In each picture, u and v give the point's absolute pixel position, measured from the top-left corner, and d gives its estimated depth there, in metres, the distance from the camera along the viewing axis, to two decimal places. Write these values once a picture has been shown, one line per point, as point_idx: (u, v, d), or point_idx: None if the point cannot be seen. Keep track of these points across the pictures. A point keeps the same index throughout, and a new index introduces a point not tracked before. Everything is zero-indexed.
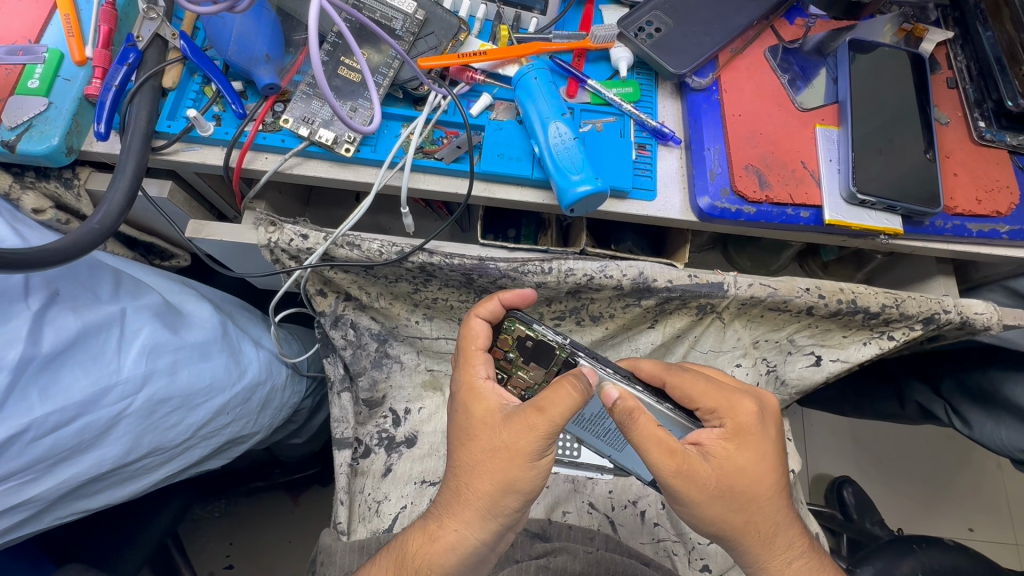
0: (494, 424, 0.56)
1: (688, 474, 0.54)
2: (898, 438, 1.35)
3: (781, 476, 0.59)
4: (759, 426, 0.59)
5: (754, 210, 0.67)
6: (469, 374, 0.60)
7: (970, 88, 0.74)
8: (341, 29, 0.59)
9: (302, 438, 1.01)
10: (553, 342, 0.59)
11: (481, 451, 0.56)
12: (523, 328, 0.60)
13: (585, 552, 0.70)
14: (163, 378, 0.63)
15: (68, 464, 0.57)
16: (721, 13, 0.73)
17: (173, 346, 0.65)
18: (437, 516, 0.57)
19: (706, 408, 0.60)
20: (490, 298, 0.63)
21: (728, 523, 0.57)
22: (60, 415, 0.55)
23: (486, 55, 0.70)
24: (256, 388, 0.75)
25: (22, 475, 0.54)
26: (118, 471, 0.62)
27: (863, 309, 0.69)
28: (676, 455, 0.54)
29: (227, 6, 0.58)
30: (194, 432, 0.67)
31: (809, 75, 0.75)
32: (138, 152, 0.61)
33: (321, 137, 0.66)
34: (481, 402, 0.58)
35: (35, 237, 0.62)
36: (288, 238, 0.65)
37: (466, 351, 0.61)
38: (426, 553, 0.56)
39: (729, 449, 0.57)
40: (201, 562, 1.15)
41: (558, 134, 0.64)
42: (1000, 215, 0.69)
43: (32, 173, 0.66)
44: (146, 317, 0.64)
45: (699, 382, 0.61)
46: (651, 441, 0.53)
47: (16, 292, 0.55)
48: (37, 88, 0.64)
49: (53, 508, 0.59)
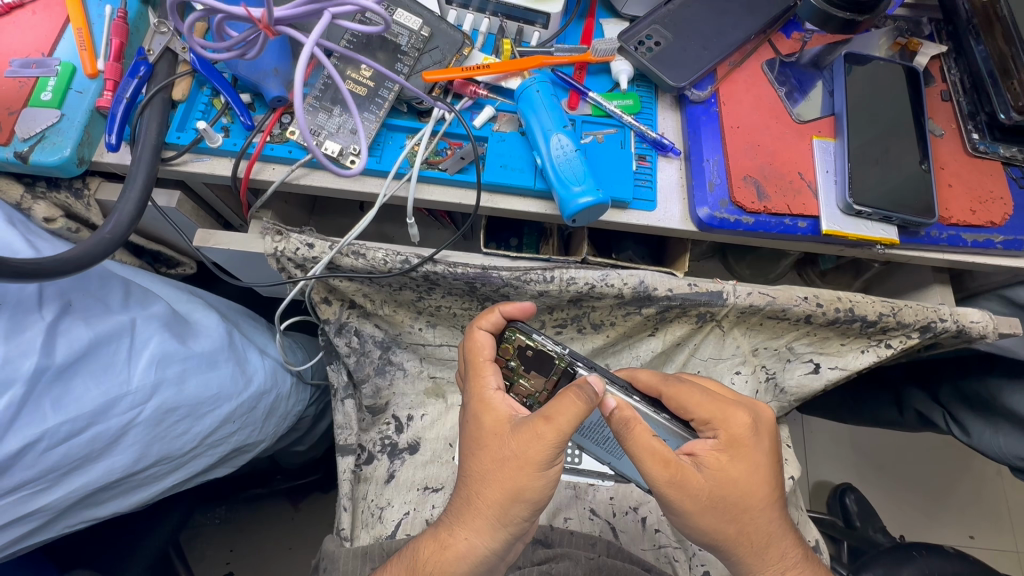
0: (503, 434, 0.57)
1: (680, 484, 0.55)
2: (898, 445, 1.36)
3: (774, 486, 0.59)
4: (752, 438, 0.60)
5: (753, 220, 0.68)
6: (479, 386, 0.60)
7: (964, 101, 0.76)
8: (331, 69, 0.60)
9: (304, 446, 1.01)
10: (552, 352, 0.59)
11: (491, 461, 0.56)
12: (522, 338, 0.61)
13: (586, 558, 0.72)
14: (171, 387, 0.63)
15: (79, 473, 0.58)
16: (720, 28, 0.75)
17: (182, 355, 0.65)
18: (449, 526, 0.58)
19: (701, 419, 0.61)
20: (491, 310, 0.65)
21: (722, 533, 0.58)
22: (72, 425, 0.55)
23: (490, 69, 0.71)
24: (261, 396, 0.75)
25: (33, 485, 0.55)
26: (127, 480, 0.63)
27: (861, 317, 0.70)
28: (670, 465, 0.55)
29: (239, 53, 0.62)
30: (201, 441, 0.68)
31: (806, 88, 0.77)
32: (149, 163, 0.63)
33: (327, 148, 0.68)
34: (492, 413, 0.59)
35: (48, 250, 0.64)
36: (295, 247, 0.66)
37: (475, 363, 0.62)
38: (438, 561, 0.56)
39: (722, 460, 0.58)
40: (202, 569, 1.15)
41: (560, 146, 0.65)
42: (994, 225, 0.70)
43: (43, 183, 0.67)
44: (155, 327, 0.65)
45: (695, 394, 0.62)
46: (645, 453, 0.54)
47: (30, 303, 0.57)
48: (50, 101, 0.65)
49: (63, 517, 0.60)
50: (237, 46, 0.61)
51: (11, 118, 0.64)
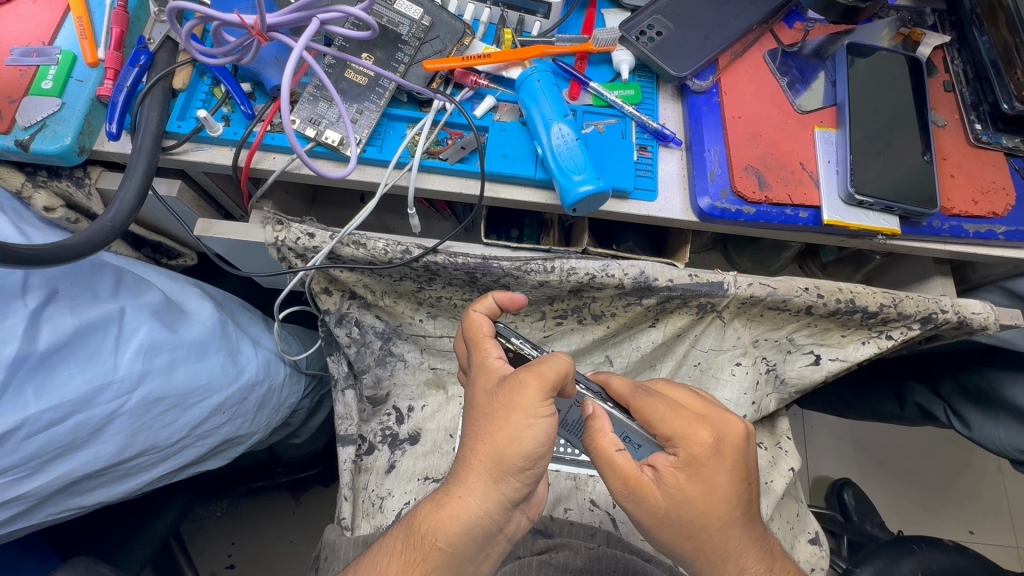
0: (489, 390, 0.57)
1: (639, 499, 0.57)
2: (898, 439, 1.36)
3: (734, 507, 0.58)
4: (712, 459, 0.57)
5: (754, 210, 0.68)
6: (480, 355, 0.61)
7: (967, 91, 0.75)
8: (323, 79, 0.60)
9: (302, 437, 1.01)
10: (530, 355, 0.63)
11: (483, 417, 0.56)
12: (502, 341, 0.64)
13: (586, 548, 0.72)
14: (158, 377, 0.64)
15: (62, 460, 0.58)
16: (721, 17, 0.74)
17: (171, 345, 0.66)
18: (446, 486, 0.57)
19: (664, 435, 0.58)
20: (484, 296, 0.66)
21: (680, 548, 0.59)
22: (54, 412, 0.56)
23: (490, 58, 0.71)
24: (253, 388, 0.75)
25: (16, 471, 0.55)
26: (112, 469, 0.63)
27: (862, 308, 0.70)
28: (629, 482, 0.56)
29: (233, 59, 0.62)
30: (189, 431, 0.68)
31: (809, 78, 0.76)
32: (149, 151, 0.63)
33: (327, 137, 0.67)
34: (487, 374, 0.59)
35: (38, 236, 0.64)
36: (295, 236, 0.66)
37: (473, 338, 0.63)
38: (433, 519, 0.55)
39: (680, 480, 0.57)
40: (202, 561, 1.16)
41: (561, 135, 0.65)
42: (996, 216, 0.70)
43: (44, 172, 0.67)
44: (144, 316, 0.65)
45: (659, 410, 0.59)
46: (605, 465, 0.57)
47: (14, 290, 0.57)
48: (51, 89, 0.65)
49: (46, 504, 0.60)
50: (233, 51, 0.62)
51: (12, 107, 0.64)
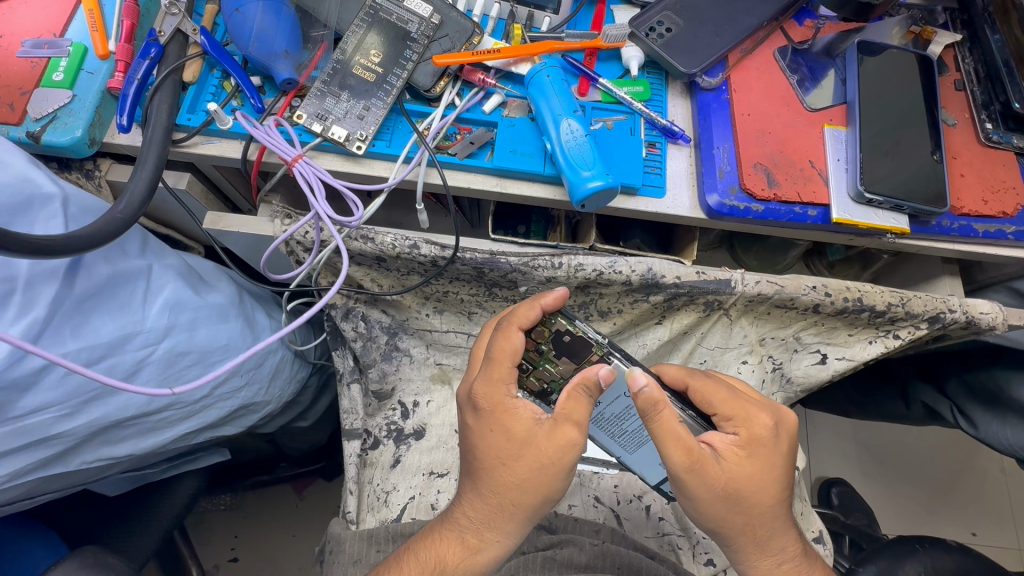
0: (529, 441, 0.56)
1: (701, 470, 0.55)
2: (902, 440, 1.35)
3: (787, 487, 0.59)
4: (772, 439, 0.59)
5: (762, 208, 0.68)
6: (497, 393, 0.58)
7: (978, 90, 0.75)
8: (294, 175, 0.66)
9: (308, 421, 0.99)
10: (592, 339, 0.58)
11: (527, 471, 0.56)
12: (564, 323, 0.59)
13: (591, 544, 0.71)
14: (183, 332, 0.64)
15: (98, 404, 0.58)
16: (731, 15, 0.74)
17: (194, 304, 0.66)
18: (476, 528, 0.58)
19: (724, 415, 0.60)
20: (530, 305, 0.59)
21: (729, 523, 0.58)
22: (90, 352, 0.56)
23: (500, 54, 0.70)
24: (268, 355, 0.75)
25: (58, 408, 0.55)
26: (142, 420, 0.63)
27: (869, 307, 0.70)
28: (692, 453, 0.54)
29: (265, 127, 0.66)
30: (211, 390, 0.68)
31: (818, 76, 0.76)
32: (160, 145, 0.63)
33: (334, 133, 0.68)
34: (518, 422, 0.57)
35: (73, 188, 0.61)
36: (303, 231, 0.66)
37: (496, 363, 0.59)
38: (467, 564, 0.57)
39: (741, 457, 0.57)
40: (206, 552, 1.17)
41: (570, 131, 0.65)
42: (1005, 216, 0.70)
43: (55, 165, 0.68)
44: (170, 275, 0.66)
45: (720, 391, 0.60)
46: (671, 438, 0.54)
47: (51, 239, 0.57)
48: (62, 81, 0.65)
49: (79, 450, 0.60)
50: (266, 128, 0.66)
51: (23, 98, 0.64)
